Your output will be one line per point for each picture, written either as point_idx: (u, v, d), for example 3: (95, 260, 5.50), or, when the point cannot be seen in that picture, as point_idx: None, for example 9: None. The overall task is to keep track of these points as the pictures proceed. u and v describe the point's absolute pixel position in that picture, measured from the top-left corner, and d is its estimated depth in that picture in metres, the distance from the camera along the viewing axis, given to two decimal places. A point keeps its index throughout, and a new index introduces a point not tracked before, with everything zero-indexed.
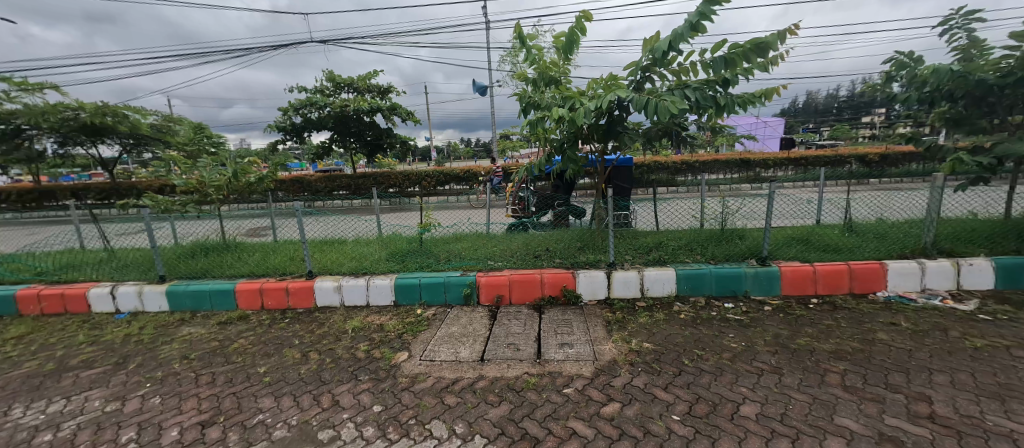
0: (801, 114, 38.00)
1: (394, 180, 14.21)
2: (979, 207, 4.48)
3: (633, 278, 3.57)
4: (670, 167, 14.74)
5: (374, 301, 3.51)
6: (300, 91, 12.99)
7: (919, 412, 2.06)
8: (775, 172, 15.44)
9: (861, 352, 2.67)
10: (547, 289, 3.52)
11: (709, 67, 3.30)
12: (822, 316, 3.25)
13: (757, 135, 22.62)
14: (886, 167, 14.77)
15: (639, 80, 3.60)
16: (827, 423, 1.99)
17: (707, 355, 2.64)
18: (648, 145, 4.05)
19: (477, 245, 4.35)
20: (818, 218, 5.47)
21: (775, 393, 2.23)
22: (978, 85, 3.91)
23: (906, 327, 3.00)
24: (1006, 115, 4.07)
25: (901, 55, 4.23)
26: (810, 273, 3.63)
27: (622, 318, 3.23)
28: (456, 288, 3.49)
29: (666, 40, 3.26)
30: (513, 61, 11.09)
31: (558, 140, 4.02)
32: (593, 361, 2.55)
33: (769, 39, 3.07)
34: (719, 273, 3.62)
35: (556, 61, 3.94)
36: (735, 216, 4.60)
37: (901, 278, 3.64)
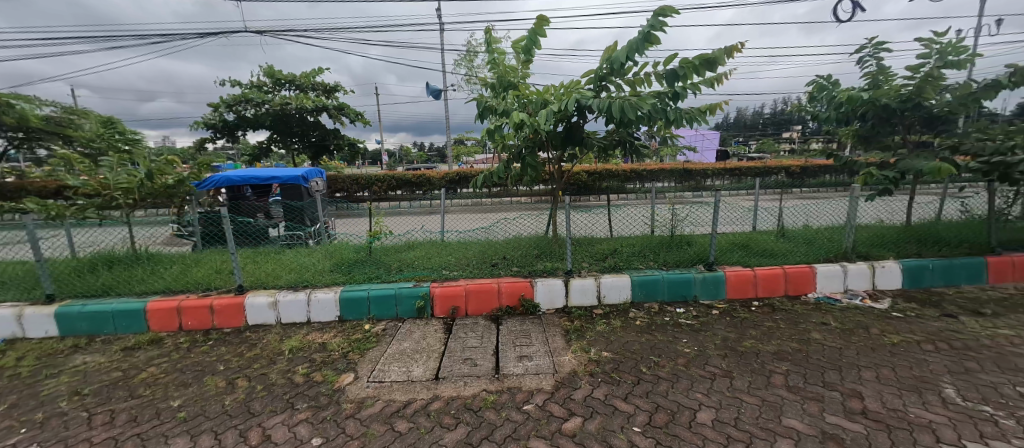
0: (735, 128, 41.37)
1: (342, 184, 13.46)
2: (885, 215, 5.03)
3: (589, 285, 3.57)
4: (620, 175, 15.31)
5: (315, 317, 3.21)
6: (235, 85, 11.96)
7: (854, 408, 2.20)
8: (713, 182, 16.59)
9: (800, 352, 2.83)
10: (504, 299, 3.42)
11: (662, 79, 3.37)
12: (763, 318, 3.42)
13: (697, 147, 24.27)
14: (805, 179, 16.41)
15: (596, 88, 3.65)
16: (776, 425, 2.05)
17: (663, 362, 2.66)
18: (604, 154, 4.11)
19: (431, 254, 4.17)
20: (755, 224, 5.87)
21: (728, 398, 2.28)
22: (884, 108, 4.38)
23: (835, 326, 3.24)
24: (906, 133, 4.59)
25: (820, 77, 4.66)
26: (751, 277, 3.84)
27: (580, 326, 3.20)
28: (408, 300, 3.29)
29: (620, 52, 3.32)
30: (468, 66, 10.98)
31: (516, 147, 3.90)
32: (553, 374, 2.48)
33: (717, 54, 3.21)
34: (671, 278, 3.72)
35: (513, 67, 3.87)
36: (684, 223, 4.79)
37: (828, 280, 3.95)
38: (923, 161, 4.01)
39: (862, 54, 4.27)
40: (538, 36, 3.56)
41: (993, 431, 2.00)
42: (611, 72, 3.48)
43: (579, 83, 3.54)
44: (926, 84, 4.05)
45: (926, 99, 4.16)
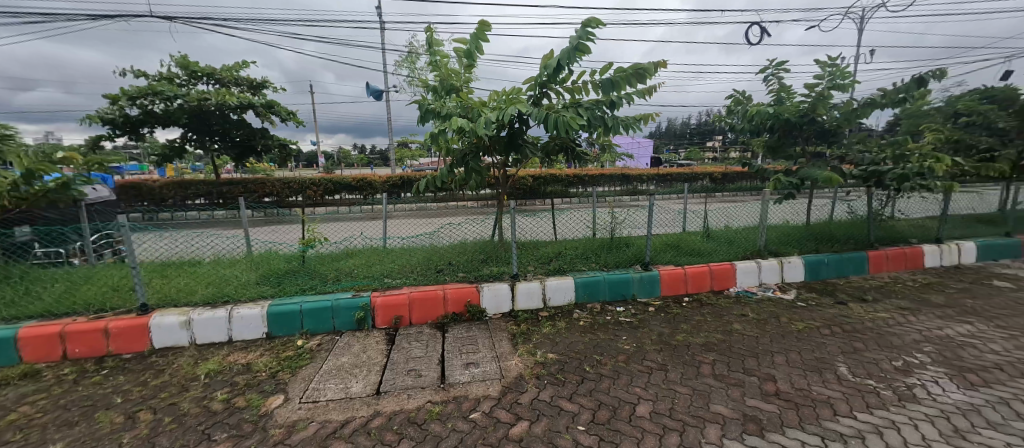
0: (666, 137, 44.65)
1: (272, 188, 12.42)
2: (790, 216, 5.69)
3: (534, 288, 3.62)
4: (563, 180, 15.78)
5: (238, 336, 2.91)
6: (140, 76, 10.57)
7: (770, 391, 2.44)
8: (648, 186, 17.72)
9: (724, 342, 3.10)
10: (450, 306, 3.35)
11: (599, 88, 3.51)
12: (693, 313, 3.70)
13: (633, 154, 25.81)
14: (726, 184, 18.12)
15: (537, 95, 3.73)
16: (705, 412, 2.22)
17: (605, 360, 2.77)
18: (547, 159, 4.21)
19: (372, 261, 3.98)
20: (684, 226, 6.34)
21: (663, 390, 2.42)
22: (787, 121, 4.96)
23: (752, 317, 3.60)
24: (805, 144, 5.23)
25: (737, 93, 5.17)
26: (682, 275, 4.14)
27: (526, 330, 3.23)
28: (346, 312, 3.10)
29: (555, 60, 3.41)
30: (410, 67, 10.69)
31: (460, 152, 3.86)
32: (500, 379, 2.47)
33: (647, 66, 3.42)
34: (611, 279, 3.90)
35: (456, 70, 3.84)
36: (622, 225, 5.05)
37: (746, 275, 4.37)
38: (818, 169, 4.60)
39: (769, 74, 4.81)
40: (479, 40, 3.56)
41: (876, 402, 2.33)
42: (550, 80, 3.55)
43: (520, 89, 3.59)
44: (819, 102, 4.67)
45: (819, 115, 4.79)
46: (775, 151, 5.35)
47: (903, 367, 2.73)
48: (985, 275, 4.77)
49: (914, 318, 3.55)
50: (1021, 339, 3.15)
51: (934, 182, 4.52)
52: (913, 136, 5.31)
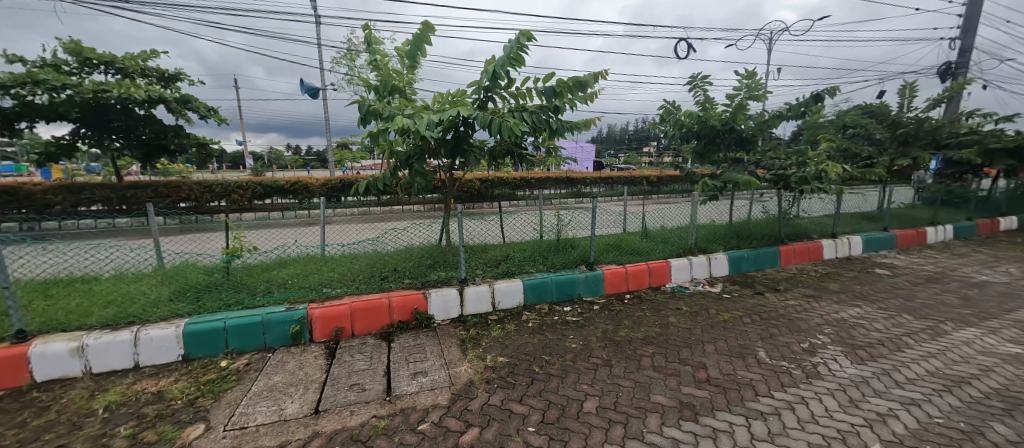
0: (606, 142, 46.90)
1: (189, 191, 11.15)
2: (715, 216, 6.23)
3: (483, 292, 3.60)
4: (511, 183, 15.93)
5: (147, 361, 2.57)
6: (15, 61, 8.98)
7: (702, 378, 2.64)
8: (591, 189, 18.46)
9: (661, 335, 3.30)
10: (395, 315, 3.22)
11: (542, 95, 3.56)
12: (634, 309, 3.90)
13: (576, 158, 26.78)
14: (661, 187, 19.43)
15: (483, 99, 3.71)
16: (646, 402, 2.34)
17: (553, 360, 2.82)
18: (493, 162, 4.22)
19: (308, 271, 3.71)
20: (624, 227, 6.68)
21: (608, 385, 2.52)
22: (712, 129, 5.42)
23: (685, 310, 3.87)
24: (727, 151, 5.76)
25: (668, 102, 5.56)
26: (624, 273, 4.35)
27: (476, 334, 3.20)
28: (279, 327, 2.86)
29: (493, 66, 3.42)
30: (349, 65, 10.19)
31: (404, 154, 3.74)
32: (449, 386, 2.42)
33: (587, 78, 3.56)
34: (558, 280, 3.99)
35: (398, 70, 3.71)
36: (568, 227, 5.20)
37: (679, 271, 4.71)
38: (738, 173, 5.08)
39: (695, 86, 5.23)
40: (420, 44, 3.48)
41: (789, 380, 2.61)
42: (492, 86, 3.54)
43: (464, 93, 3.56)
44: (738, 111, 5.16)
45: (738, 124, 5.30)
46: (702, 157, 5.82)
47: (810, 348, 3.10)
48: (870, 265, 5.57)
49: (817, 304, 4.04)
50: (896, 317, 3.72)
51: (830, 185, 5.19)
52: (813, 145, 6.07)
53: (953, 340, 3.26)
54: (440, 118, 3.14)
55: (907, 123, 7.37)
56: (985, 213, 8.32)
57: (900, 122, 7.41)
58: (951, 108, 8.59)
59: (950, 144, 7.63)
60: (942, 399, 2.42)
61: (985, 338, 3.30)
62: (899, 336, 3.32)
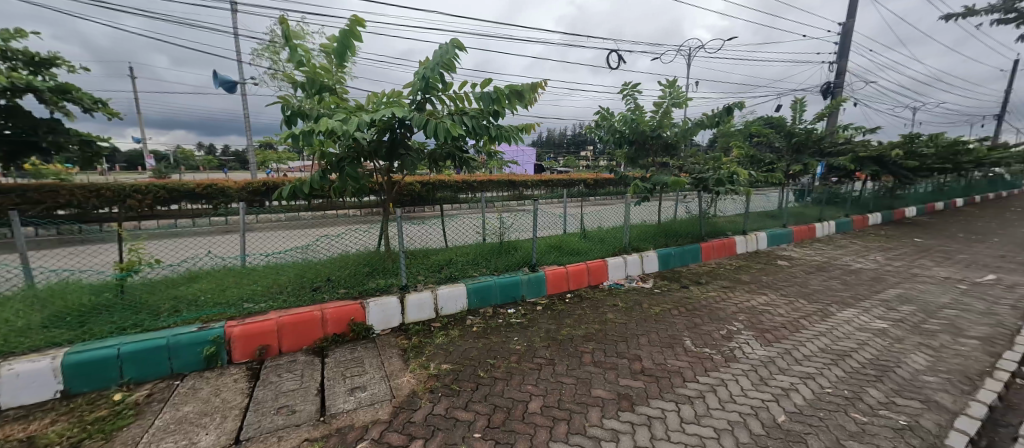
0: (545, 146, 48.31)
1: (69, 197, 9.40)
2: (646, 217, 6.67)
3: (425, 299, 3.50)
4: (452, 186, 15.73)
5: (13, 401, 2.15)
6: None
7: (637, 369, 2.80)
8: (532, 192, 18.85)
9: (600, 331, 3.45)
10: (330, 327, 3.01)
11: (480, 100, 3.50)
12: (574, 307, 4.04)
13: (517, 161, 27.21)
14: (597, 189, 20.41)
15: (420, 100, 3.62)
16: (587, 397, 2.43)
17: (498, 363, 2.82)
18: (434, 165, 4.13)
19: (227, 284, 3.34)
20: (564, 228, 6.90)
21: (552, 383, 2.57)
22: (641, 134, 5.81)
23: (622, 306, 4.10)
24: (655, 155, 6.19)
25: (602, 108, 5.86)
26: (564, 273, 4.49)
27: (419, 342, 3.11)
28: (190, 350, 2.54)
29: (425, 68, 3.32)
30: (272, 59, 9.38)
31: (337, 156, 3.52)
32: (390, 400, 2.31)
33: (524, 87, 3.53)
34: (502, 282, 4.01)
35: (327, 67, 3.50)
36: (510, 230, 5.24)
37: (616, 270, 4.96)
38: (665, 175, 5.49)
39: (627, 95, 5.58)
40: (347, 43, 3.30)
41: (712, 365, 2.87)
42: (428, 89, 3.45)
43: (400, 94, 3.45)
44: (663, 118, 5.60)
45: (664, 130, 5.73)
46: (633, 161, 6.22)
47: (728, 334, 3.43)
48: (773, 257, 6.32)
49: (733, 294, 4.50)
50: (794, 302, 4.26)
51: (741, 187, 5.81)
52: (726, 151, 6.76)
53: (837, 319, 3.82)
54: (372, 118, 2.98)
55: (799, 134, 8.50)
56: (858, 211, 9.87)
57: (794, 133, 8.52)
58: (832, 121, 10.07)
59: (831, 152, 8.94)
60: (831, 372, 2.82)
61: (860, 316, 3.90)
62: (797, 318, 3.81)
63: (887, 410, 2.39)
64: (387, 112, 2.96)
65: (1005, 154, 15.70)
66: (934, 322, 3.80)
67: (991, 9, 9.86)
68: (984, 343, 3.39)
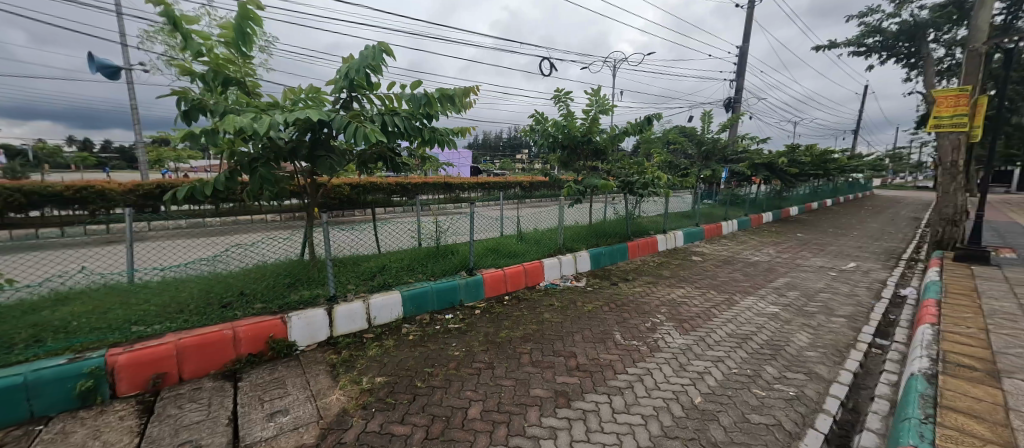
0: (481, 149, 48.45)
1: None
2: (578, 218, 6.98)
3: (356, 309, 3.30)
4: (384, 188, 15.09)
5: None
6: None
7: (573, 366, 2.91)
8: (469, 194, 18.76)
9: (537, 331, 3.53)
10: (244, 347, 2.70)
11: (410, 101, 3.35)
12: (512, 309, 4.09)
13: (453, 163, 26.95)
14: (532, 191, 20.91)
15: (346, 98, 3.42)
16: (526, 397, 2.47)
17: (436, 371, 2.74)
18: (363, 167, 3.92)
19: (108, 304, 2.84)
20: (501, 230, 6.95)
21: (491, 387, 2.57)
22: (572, 139, 6.06)
23: (557, 305, 4.23)
24: (585, 160, 6.49)
25: (536, 113, 6.01)
26: (502, 276, 4.51)
27: (349, 356, 2.91)
28: (58, 386, 2.11)
29: (348, 67, 3.09)
30: (169, 44, 8.23)
31: (249, 157, 3.17)
32: (317, 421, 2.13)
33: (456, 91, 3.48)
34: (438, 288, 3.92)
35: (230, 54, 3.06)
36: (447, 234, 5.16)
37: (551, 270, 5.11)
38: (595, 179, 5.78)
39: (560, 101, 5.78)
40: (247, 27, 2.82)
41: (639, 356, 3.08)
42: (353, 88, 3.24)
43: (322, 92, 3.22)
44: (592, 125, 5.90)
45: (593, 136, 6.04)
46: (566, 165, 6.47)
47: (652, 326, 3.71)
48: (689, 254, 6.98)
49: (655, 289, 4.88)
50: (706, 294, 4.74)
51: (661, 190, 6.33)
52: (648, 157, 7.32)
53: (741, 307, 4.32)
54: (288, 118, 2.72)
55: (708, 142, 9.51)
56: (754, 211, 11.30)
57: (703, 141, 9.50)
58: (733, 131, 11.40)
59: (733, 158, 10.12)
60: (737, 354, 3.18)
61: (758, 303, 4.45)
62: (709, 308, 4.24)
63: (781, 383, 2.76)
64: (304, 112, 2.72)
65: (859, 162, 19.07)
66: (813, 305, 4.47)
67: (848, 42, 11.88)
68: (848, 320, 4.07)
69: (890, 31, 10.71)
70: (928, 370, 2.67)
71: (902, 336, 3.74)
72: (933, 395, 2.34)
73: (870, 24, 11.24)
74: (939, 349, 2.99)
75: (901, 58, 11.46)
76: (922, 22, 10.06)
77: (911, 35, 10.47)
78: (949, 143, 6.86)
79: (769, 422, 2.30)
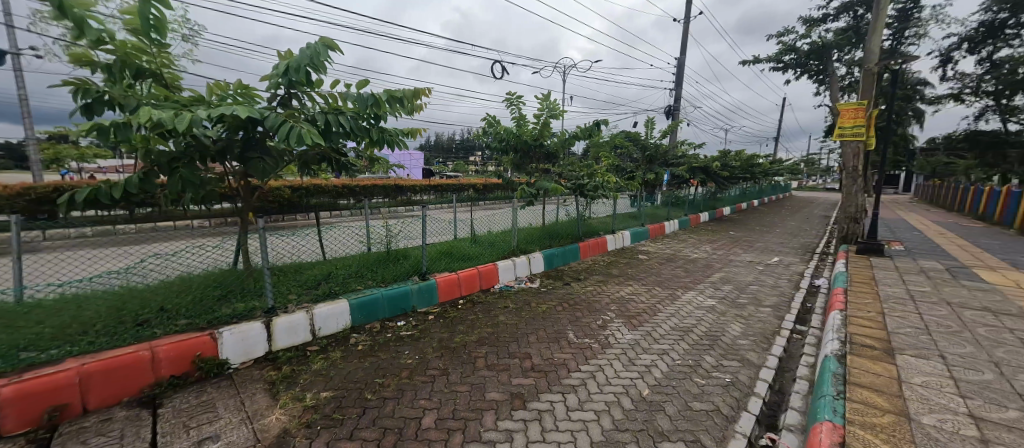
0: (434, 151, 47.68)
1: None
2: (531, 220, 7.07)
3: (298, 320, 3.09)
4: (330, 191, 14.33)
5: None
6: None
7: (528, 366, 2.93)
8: (421, 197, 18.36)
9: (492, 334, 3.51)
10: (165, 369, 2.42)
11: (356, 100, 3.21)
12: (467, 313, 4.04)
13: (404, 165, 26.28)
14: (486, 194, 20.90)
15: (284, 95, 3.19)
16: (482, 402, 2.45)
17: (388, 381, 2.64)
18: (305, 169, 3.68)
19: None
20: (454, 233, 6.85)
21: (446, 394, 2.52)
22: (524, 143, 6.13)
23: (512, 307, 4.25)
24: (537, 163, 6.59)
25: (488, 116, 6.00)
26: (456, 280, 4.45)
27: (291, 371, 2.72)
28: None
29: (287, 65, 2.89)
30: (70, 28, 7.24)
31: (170, 156, 2.85)
32: (254, 445, 1.96)
33: (404, 93, 3.39)
34: (389, 294, 3.78)
35: (140, 42, 2.71)
36: (398, 238, 4.99)
37: (505, 272, 5.13)
38: (547, 182, 5.89)
39: (511, 104, 5.83)
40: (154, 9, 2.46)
41: (591, 353, 3.17)
42: (292, 85, 3.04)
43: (256, 89, 2.98)
44: (543, 128, 6.01)
45: (544, 140, 6.15)
46: (519, 167, 6.53)
47: (603, 323, 3.85)
48: (636, 253, 7.34)
49: (605, 287, 5.07)
50: (652, 290, 4.99)
51: (609, 192, 6.59)
52: (597, 160, 7.60)
53: (682, 301, 4.61)
54: (214, 114, 2.49)
55: (651, 147, 10.07)
56: (693, 211, 12.14)
57: (647, 146, 10.05)
58: (673, 137, 12.17)
59: (674, 162, 10.80)
60: (680, 346, 3.38)
61: (698, 297, 4.78)
62: (655, 303, 4.48)
63: (718, 371, 2.97)
64: (233, 107, 2.50)
65: (779, 166, 21.20)
66: (745, 297, 4.88)
67: (769, 58, 13.17)
68: (773, 309, 4.49)
69: (803, 50, 12.01)
70: (839, 351, 3.01)
71: (817, 321, 4.19)
72: (843, 374, 2.64)
73: (786, 43, 12.53)
74: (846, 332, 3.38)
75: (812, 75, 12.89)
76: (828, 44, 11.40)
77: (819, 54, 11.81)
78: (851, 150, 7.82)
79: (709, 408, 2.47)
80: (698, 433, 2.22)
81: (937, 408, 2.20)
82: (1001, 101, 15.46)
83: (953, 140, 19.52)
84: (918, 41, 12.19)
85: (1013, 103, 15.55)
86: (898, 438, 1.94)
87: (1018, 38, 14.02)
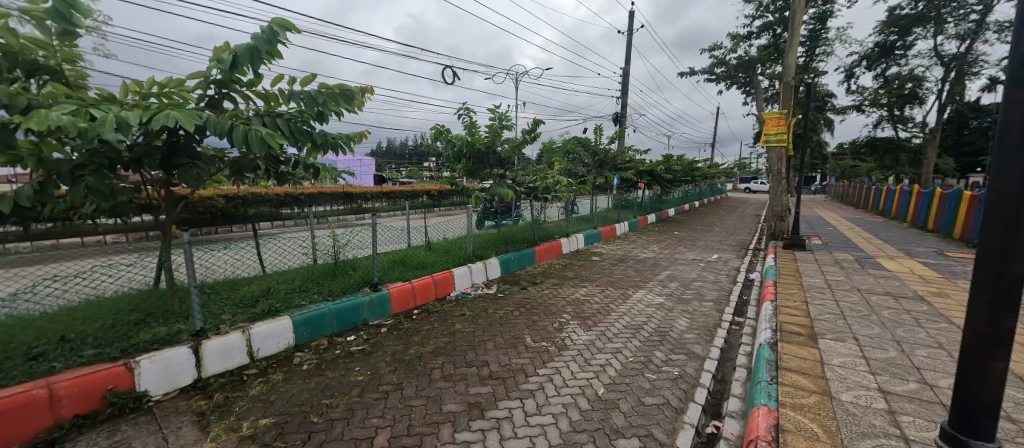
0: (385, 157, 46.38)
1: None
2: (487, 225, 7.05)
3: (233, 342, 2.83)
4: (271, 199, 13.47)
5: None
6: None
7: (485, 374, 2.89)
8: (373, 204, 17.77)
9: (448, 344, 3.43)
10: (67, 408, 2.11)
11: (298, 98, 3.01)
12: (422, 323, 3.92)
13: (354, 171, 25.31)
14: (441, 200, 20.60)
15: (214, 96, 2.94)
16: (439, 414, 2.38)
17: (336, 401, 2.48)
18: (239, 177, 3.42)
19: None
20: (407, 241, 6.65)
21: (400, 409, 2.41)
22: (475, 151, 6.07)
23: (468, 315, 4.19)
24: (493, 169, 6.52)
25: (437, 124, 5.90)
26: (410, 289, 4.32)
27: (225, 399, 2.48)
28: None
29: (235, 53, 2.61)
30: None
31: (71, 163, 2.50)
32: None
33: (353, 89, 3.19)
34: (338, 309, 3.58)
35: (35, 35, 2.41)
36: (346, 248, 4.75)
37: (461, 279, 5.06)
38: (500, 188, 5.96)
39: (463, 113, 5.84)
40: (73, 9, 2.29)
41: (548, 357, 3.20)
42: (227, 79, 2.74)
43: (181, 88, 2.70)
44: (496, 135, 6.00)
45: (497, 147, 6.13)
46: (473, 173, 6.46)
47: (559, 326, 3.90)
48: (589, 254, 7.56)
49: (561, 290, 5.16)
50: (605, 290, 5.16)
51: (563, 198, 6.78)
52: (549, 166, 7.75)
53: (633, 300, 4.80)
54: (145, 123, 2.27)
55: (600, 152, 10.45)
56: (640, 213, 12.75)
57: (597, 152, 10.48)
58: (620, 143, 12.74)
59: (624, 167, 11.12)
60: (632, 344, 3.51)
61: (647, 295, 5.00)
62: (608, 303, 4.62)
63: (667, 365, 3.12)
64: (171, 120, 2.24)
65: (715, 171, 22.93)
66: (689, 293, 5.20)
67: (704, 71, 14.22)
68: (714, 303, 4.80)
69: (732, 64, 13.06)
70: (771, 339, 3.27)
71: (752, 313, 4.52)
72: (774, 360, 2.87)
73: (717, 57, 13.57)
74: (777, 321, 3.69)
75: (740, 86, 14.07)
76: (753, 58, 12.54)
77: (746, 68, 12.94)
78: (775, 155, 8.57)
79: (659, 402, 2.58)
80: (650, 428, 2.30)
81: (853, 386, 2.46)
82: (893, 112, 17.83)
83: (856, 145, 22.22)
84: (827, 58, 13.75)
85: (903, 114, 17.97)
86: (823, 417, 2.13)
87: (903, 58, 16.27)
